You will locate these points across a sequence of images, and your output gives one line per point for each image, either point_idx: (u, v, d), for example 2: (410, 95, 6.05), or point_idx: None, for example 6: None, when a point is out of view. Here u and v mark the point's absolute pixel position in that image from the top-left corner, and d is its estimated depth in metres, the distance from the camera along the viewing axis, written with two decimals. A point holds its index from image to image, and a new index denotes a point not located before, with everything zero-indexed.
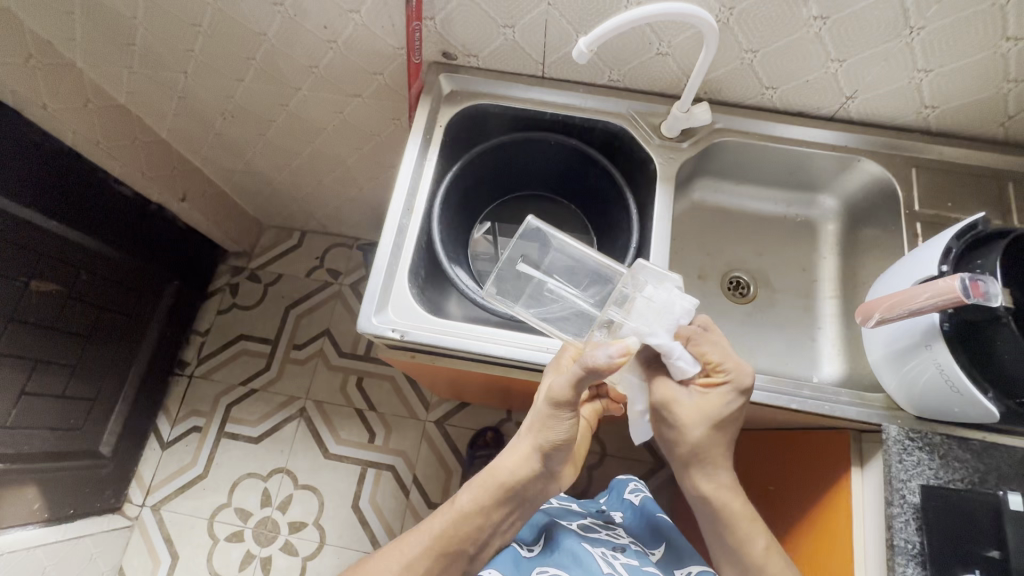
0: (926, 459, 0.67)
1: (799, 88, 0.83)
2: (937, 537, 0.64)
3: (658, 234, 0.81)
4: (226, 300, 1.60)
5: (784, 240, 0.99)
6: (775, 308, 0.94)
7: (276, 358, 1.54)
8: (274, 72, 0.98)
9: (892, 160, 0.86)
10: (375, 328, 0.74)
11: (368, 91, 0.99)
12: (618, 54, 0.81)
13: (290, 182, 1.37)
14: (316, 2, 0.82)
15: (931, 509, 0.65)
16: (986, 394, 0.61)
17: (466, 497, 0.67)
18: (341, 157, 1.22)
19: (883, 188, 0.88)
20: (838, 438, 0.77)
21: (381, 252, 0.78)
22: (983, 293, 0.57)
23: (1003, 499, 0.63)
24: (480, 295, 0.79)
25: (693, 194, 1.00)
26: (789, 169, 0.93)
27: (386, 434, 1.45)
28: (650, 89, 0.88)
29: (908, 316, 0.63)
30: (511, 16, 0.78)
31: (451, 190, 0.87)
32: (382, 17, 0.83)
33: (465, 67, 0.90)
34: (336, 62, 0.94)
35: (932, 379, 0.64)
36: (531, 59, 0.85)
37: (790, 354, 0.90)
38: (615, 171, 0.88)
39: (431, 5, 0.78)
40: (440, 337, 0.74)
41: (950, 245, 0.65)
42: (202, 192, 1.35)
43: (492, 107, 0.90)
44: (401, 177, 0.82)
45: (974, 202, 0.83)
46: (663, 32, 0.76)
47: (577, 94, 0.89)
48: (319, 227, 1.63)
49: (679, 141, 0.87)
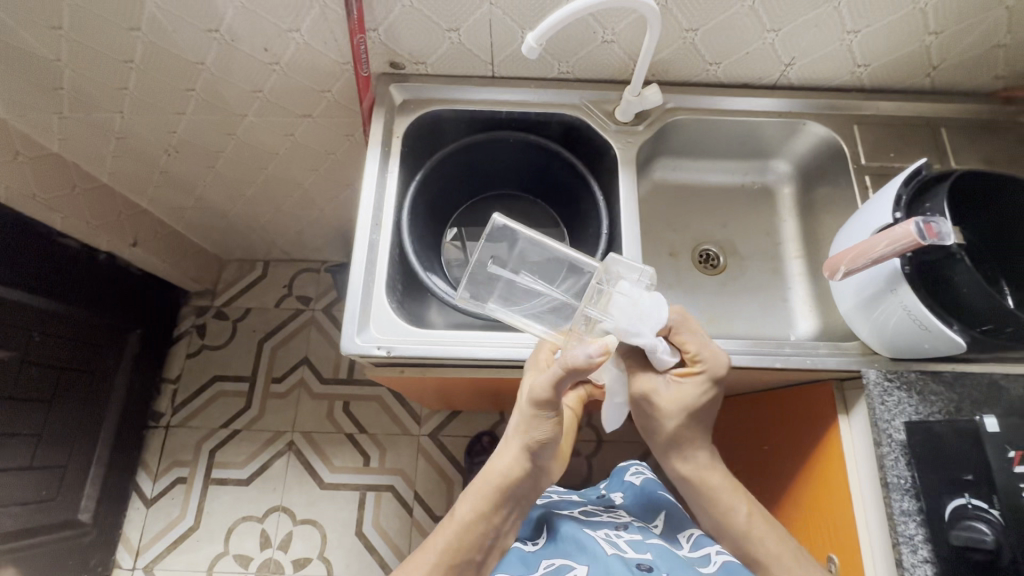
0: (906, 397, 0.71)
1: (740, 61, 0.86)
2: (926, 469, 0.67)
3: (627, 217, 0.83)
4: (194, 342, 1.54)
5: (745, 208, 1.02)
6: (745, 274, 0.97)
7: (255, 395, 1.49)
8: (217, 102, 0.95)
9: (834, 120, 0.90)
10: (359, 348, 0.73)
11: (317, 110, 0.97)
12: (565, 46, 0.82)
13: (247, 212, 1.33)
14: (253, 24, 0.80)
15: (917, 443, 0.68)
16: (951, 327, 0.65)
17: (468, 506, 0.66)
18: (297, 180, 1.20)
19: (830, 147, 0.92)
20: (822, 389, 0.80)
21: (355, 271, 0.77)
22: (936, 233, 0.61)
23: (980, 425, 0.61)
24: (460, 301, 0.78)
25: (653, 174, 1.02)
26: (740, 140, 0.97)
27: (381, 454, 1.42)
28: (599, 77, 0.89)
29: (871, 264, 0.66)
30: (454, 19, 0.78)
31: (416, 200, 0.87)
32: (323, 34, 0.81)
33: (414, 75, 0.89)
34: (281, 84, 0.92)
35: (901, 321, 0.67)
36: (479, 60, 0.86)
37: (766, 317, 0.93)
38: (576, 161, 0.89)
39: (373, 16, 0.78)
40: (427, 347, 0.73)
41: (900, 192, 0.69)
42: (154, 234, 1.29)
43: (446, 112, 0.90)
44: (365, 193, 0.81)
45: (913, 150, 0.88)
46: (606, 21, 0.78)
47: (530, 90, 0.89)
48: (282, 255, 1.58)
49: (634, 124, 0.89)
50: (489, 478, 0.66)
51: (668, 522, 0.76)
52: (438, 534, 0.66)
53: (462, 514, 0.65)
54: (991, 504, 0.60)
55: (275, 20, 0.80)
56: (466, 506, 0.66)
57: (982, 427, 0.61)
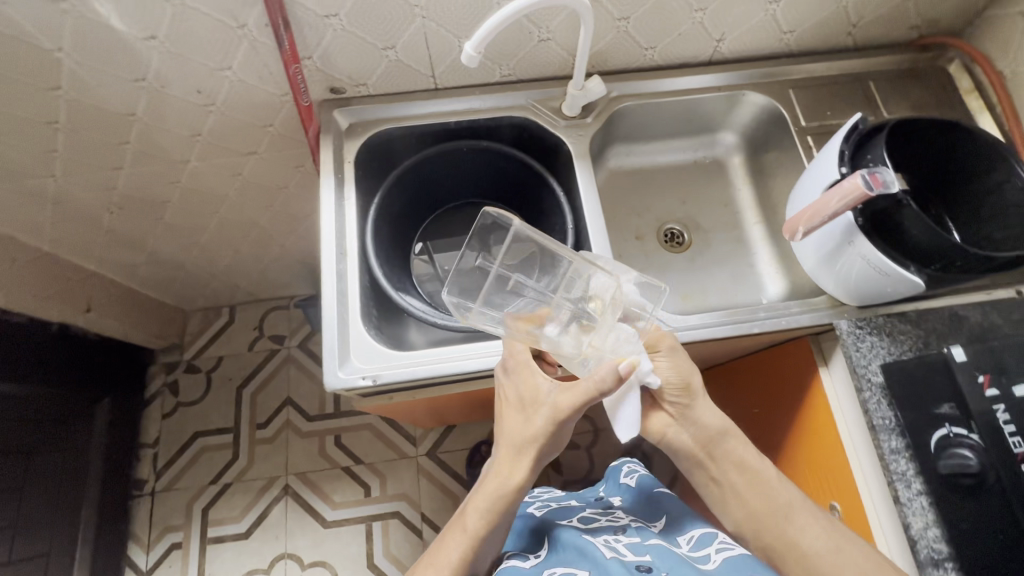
0: (877, 341, 0.74)
1: (674, 42, 0.88)
2: (906, 405, 0.70)
3: (590, 209, 0.84)
4: (169, 401, 1.48)
5: (701, 183, 1.04)
6: (711, 247, 1.00)
7: (241, 445, 1.44)
8: (155, 151, 0.92)
9: (771, 87, 0.94)
10: (344, 382, 0.71)
11: (263, 145, 0.95)
12: (503, 50, 0.83)
13: (204, 259, 1.28)
14: (181, 67, 0.78)
15: (895, 383, 0.71)
16: (909, 269, 0.68)
17: (474, 516, 0.64)
18: (251, 219, 1.16)
19: (770, 114, 0.95)
20: (800, 346, 0.83)
21: (327, 304, 0.75)
22: (881, 182, 0.64)
23: (949, 356, 0.67)
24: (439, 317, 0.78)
25: (608, 163, 1.03)
26: (686, 118, 0.99)
27: (381, 482, 1.40)
28: (542, 76, 0.90)
29: (827, 221, 0.69)
30: (389, 36, 0.77)
31: (378, 222, 0.86)
32: (257, 68, 0.79)
33: (357, 97, 0.88)
34: (221, 124, 0.89)
35: (863, 270, 0.70)
36: (420, 74, 0.85)
37: (737, 285, 0.96)
38: (531, 161, 0.89)
39: (306, 44, 0.76)
40: (413, 369, 0.73)
41: (842, 148, 0.72)
42: (108, 296, 1.24)
43: (395, 130, 0.89)
44: (325, 224, 0.79)
45: (848, 106, 0.92)
46: (539, 20, 0.79)
47: (475, 97, 0.89)
48: (247, 297, 1.54)
49: (583, 117, 0.90)
50: (493, 486, 0.64)
51: (669, 518, 0.76)
52: (445, 542, 0.64)
53: (471, 522, 0.63)
54: (970, 429, 0.65)
55: (205, 61, 0.77)
56: (476, 509, 0.64)
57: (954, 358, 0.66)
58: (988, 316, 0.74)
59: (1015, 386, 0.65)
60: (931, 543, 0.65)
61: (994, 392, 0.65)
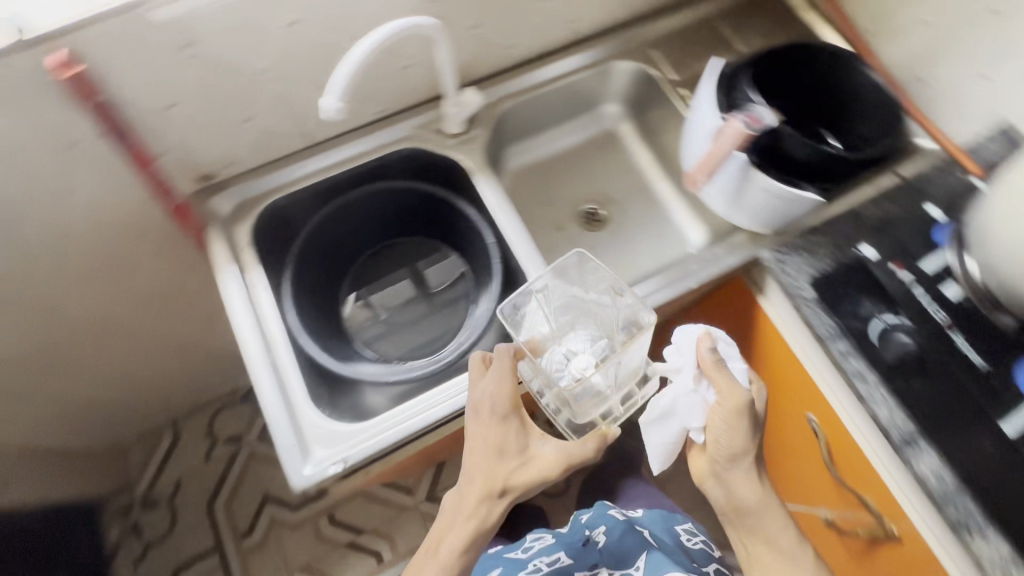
0: (799, 260, 0.77)
1: (532, 35, 0.89)
2: (841, 309, 0.73)
3: (505, 218, 0.84)
4: (135, 545, 1.34)
5: (600, 157, 1.06)
6: (628, 215, 1.02)
7: (229, 563, 1.33)
8: (22, 299, 0.81)
9: (633, 52, 0.96)
10: (313, 477, 0.67)
11: (145, 254, 0.87)
12: (366, 88, 0.80)
13: (121, 388, 1.17)
14: (19, 204, 0.69)
15: (825, 292, 0.74)
16: (806, 188, 0.71)
17: (451, 544, 0.67)
18: (160, 331, 1.07)
19: (640, 77, 0.98)
20: (736, 286, 0.87)
21: (269, 403, 0.70)
22: (759, 117, 0.69)
23: (861, 255, 0.75)
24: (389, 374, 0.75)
25: (508, 164, 1.03)
26: (566, 102, 1.00)
27: (390, 546, 1.34)
28: (415, 101, 0.88)
29: (721, 165, 0.73)
30: (243, 108, 0.73)
31: (297, 298, 0.81)
32: (108, 179, 0.72)
33: (231, 177, 0.82)
34: (88, 248, 0.80)
35: (768, 201, 0.73)
36: (290, 135, 0.81)
37: (663, 243, 0.99)
38: (433, 189, 0.88)
39: (155, 139, 0.70)
40: (380, 438, 0.69)
41: (716, 96, 0.75)
42: (23, 465, 1.10)
43: (284, 198, 0.83)
44: (239, 320, 0.74)
45: (706, 51, 0.97)
46: (393, 50, 0.77)
47: (356, 141, 0.86)
48: (185, 408, 1.42)
49: (469, 130, 0.89)
50: (472, 519, 0.66)
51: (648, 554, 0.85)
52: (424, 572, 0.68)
53: (449, 548, 0.66)
54: (897, 313, 0.70)
55: (45, 189, 0.69)
56: (454, 539, 0.66)
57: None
58: None
59: (922, 264, 0.72)
60: (900, 425, 0.67)
61: (906, 274, 0.72)
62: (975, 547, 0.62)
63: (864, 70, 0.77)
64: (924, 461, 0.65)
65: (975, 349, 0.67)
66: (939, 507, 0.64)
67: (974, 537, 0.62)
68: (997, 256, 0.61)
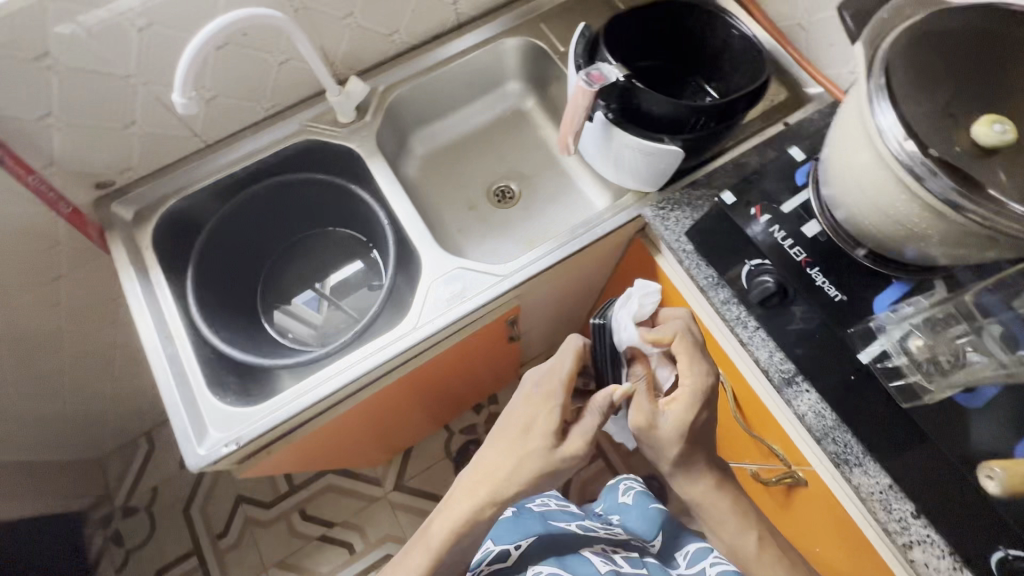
0: (680, 213, 0.78)
1: (414, 20, 0.90)
2: (717, 256, 0.73)
3: (404, 212, 0.87)
4: (117, 554, 1.38)
5: (507, 135, 1.06)
6: (537, 187, 1.02)
7: (211, 562, 1.36)
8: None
9: (523, 26, 0.97)
10: (207, 457, 0.71)
11: (67, 265, 0.92)
12: (245, 87, 0.83)
13: (86, 401, 1.24)
14: None
15: (701, 242, 0.74)
16: (665, 141, 0.72)
17: None
18: (108, 342, 1.13)
19: (531, 51, 0.98)
20: (635, 247, 0.88)
21: (165, 390, 0.74)
22: (600, 77, 0.70)
23: (720, 202, 0.74)
24: (306, 357, 0.79)
25: (416, 150, 1.04)
26: (467, 81, 1.01)
27: (361, 535, 1.37)
28: (306, 96, 0.90)
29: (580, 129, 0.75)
30: (125, 114, 0.77)
31: (203, 297, 0.85)
32: (17, 188, 0.77)
33: (132, 183, 0.86)
34: (23, 258, 0.86)
35: (634, 156, 0.74)
36: (182, 137, 0.84)
37: (570, 212, 1.00)
38: (332, 179, 0.90)
39: (46, 152, 0.76)
40: (274, 416, 0.74)
41: (576, 61, 0.74)
42: (13, 475, 1.18)
43: (183, 201, 0.86)
44: (140, 317, 0.78)
45: (596, 17, 0.96)
46: (266, 45, 0.79)
47: (250, 138, 0.89)
48: (157, 418, 1.46)
49: (360, 118, 0.91)
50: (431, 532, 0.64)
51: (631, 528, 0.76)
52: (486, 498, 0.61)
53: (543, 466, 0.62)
54: (769, 260, 0.69)
55: None
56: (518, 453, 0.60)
57: (728, 202, 0.73)
58: (764, 154, 0.79)
59: (780, 205, 0.71)
60: (779, 365, 0.67)
61: (766, 218, 0.70)
62: (852, 480, 0.62)
63: (733, 24, 0.78)
64: (802, 400, 0.65)
65: (831, 283, 0.66)
66: (819, 443, 0.64)
67: (852, 470, 0.62)
68: (838, 185, 0.60)
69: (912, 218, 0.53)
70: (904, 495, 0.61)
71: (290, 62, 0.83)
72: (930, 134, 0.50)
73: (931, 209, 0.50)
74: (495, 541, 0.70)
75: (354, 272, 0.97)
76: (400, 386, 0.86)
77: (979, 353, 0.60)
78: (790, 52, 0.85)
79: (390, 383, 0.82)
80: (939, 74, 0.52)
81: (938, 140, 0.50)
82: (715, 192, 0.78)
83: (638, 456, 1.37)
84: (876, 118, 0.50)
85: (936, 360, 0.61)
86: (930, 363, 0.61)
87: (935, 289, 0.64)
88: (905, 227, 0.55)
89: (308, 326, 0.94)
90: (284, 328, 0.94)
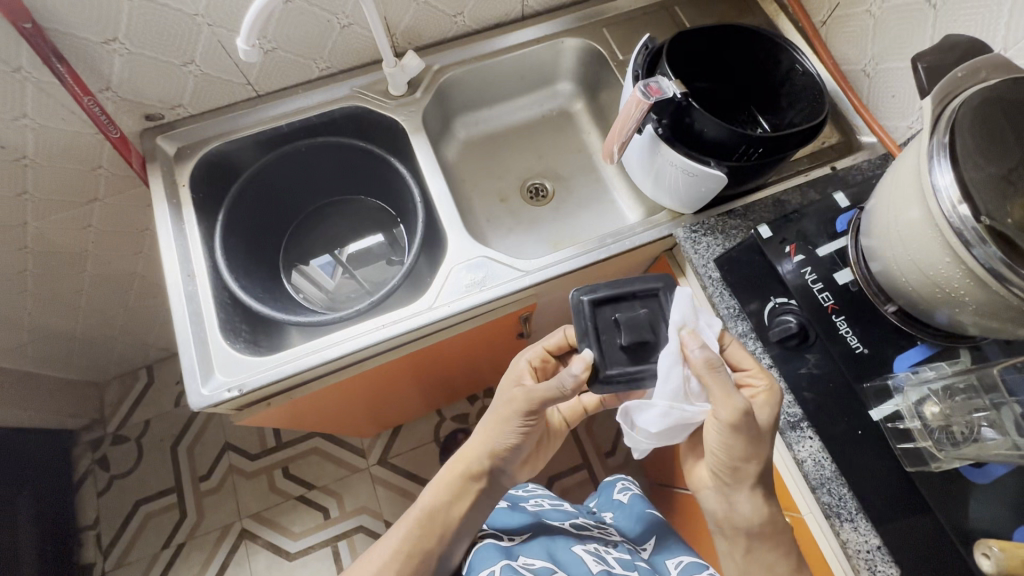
0: (712, 239, 0.77)
1: (478, 6, 0.90)
2: (743, 289, 0.72)
3: (438, 191, 0.87)
4: (101, 478, 1.40)
5: (550, 133, 1.06)
6: (571, 190, 1.02)
7: (189, 502, 1.38)
8: (29, 221, 0.92)
9: (585, 28, 0.96)
10: (209, 398, 0.72)
11: (103, 189, 0.94)
12: (305, 44, 0.84)
13: (98, 325, 1.27)
14: (9, 129, 0.78)
15: (729, 272, 0.73)
16: (711, 164, 0.71)
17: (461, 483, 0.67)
18: (128, 271, 1.15)
19: (589, 54, 0.98)
20: (662, 266, 0.87)
21: (179, 326, 0.75)
22: (657, 89, 0.69)
23: (755, 235, 0.73)
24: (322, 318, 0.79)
25: (458, 134, 1.05)
26: (520, 74, 1.01)
27: (339, 501, 1.38)
28: (361, 63, 0.91)
29: (627, 138, 0.74)
30: (184, 52, 0.78)
31: (230, 242, 0.86)
32: (70, 106, 0.79)
33: (179, 120, 0.88)
34: (64, 176, 0.88)
35: (677, 174, 0.74)
36: (235, 84, 0.85)
37: (600, 219, 0.99)
38: (372, 147, 0.90)
39: (101, 75, 0.77)
40: (278, 370, 0.74)
41: (635, 72, 0.74)
42: (16, 384, 1.21)
43: (225, 146, 0.88)
44: (165, 251, 0.79)
45: (660, 32, 0.95)
46: (333, 7, 0.80)
47: (300, 95, 0.90)
48: (161, 353, 1.49)
49: (411, 93, 0.92)
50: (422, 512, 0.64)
51: (625, 528, 0.77)
52: None
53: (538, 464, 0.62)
54: (793, 301, 0.69)
55: (28, 112, 0.77)
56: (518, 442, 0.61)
57: (763, 236, 0.72)
58: (806, 194, 0.79)
59: (816, 247, 0.70)
60: (786, 409, 0.66)
61: (799, 258, 0.70)
62: (841, 535, 0.61)
63: (798, 59, 0.77)
64: (804, 446, 0.64)
65: (855, 334, 0.66)
66: (813, 491, 0.63)
67: (842, 524, 0.61)
68: (879, 237, 0.59)
69: (950, 282, 0.52)
70: (891, 559, 0.59)
71: (352, 27, 0.84)
72: (988, 203, 0.49)
73: (972, 275, 0.50)
74: (489, 526, 0.70)
75: (378, 243, 0.98)
76: (405, 362, 0.86)
77: (994, 429, 0.58)
78: (850, 98, 0.84)
79: (395, 358, 0.82)
80: (1008, 143, 0.51)
81: (995, 209, 0.49)
82: (751, 224, 0.77)
83: (624, 472, 1.36)
84: (935, 172, 0.50)
85: (947, 428, 0.59)
86: (940, 428, 0.59)
87: (959, 358, 0.63)
88: (941, 289, 0.54)
89: (325, 288, 0.95)
90: (300, 286, 0.95)
